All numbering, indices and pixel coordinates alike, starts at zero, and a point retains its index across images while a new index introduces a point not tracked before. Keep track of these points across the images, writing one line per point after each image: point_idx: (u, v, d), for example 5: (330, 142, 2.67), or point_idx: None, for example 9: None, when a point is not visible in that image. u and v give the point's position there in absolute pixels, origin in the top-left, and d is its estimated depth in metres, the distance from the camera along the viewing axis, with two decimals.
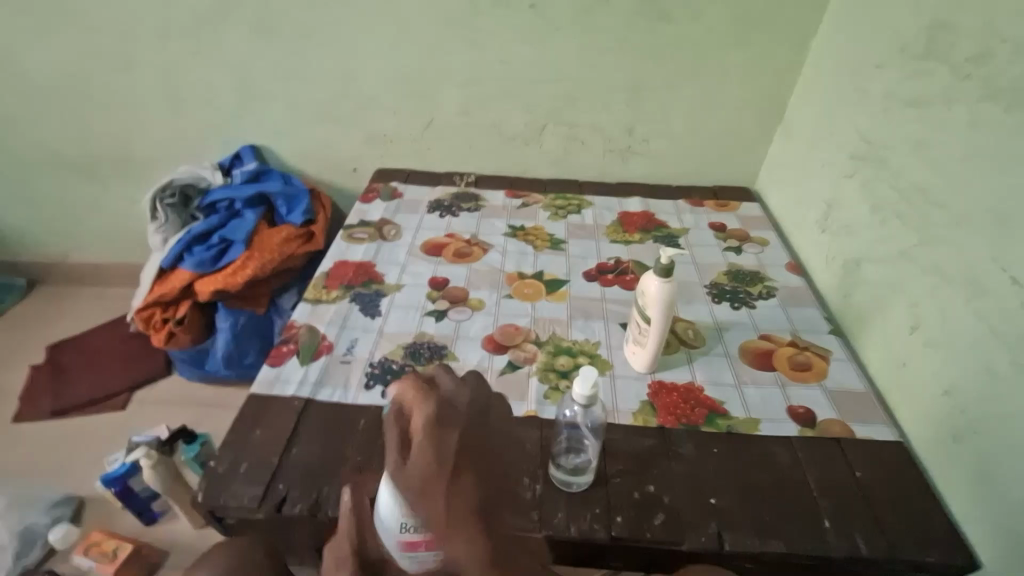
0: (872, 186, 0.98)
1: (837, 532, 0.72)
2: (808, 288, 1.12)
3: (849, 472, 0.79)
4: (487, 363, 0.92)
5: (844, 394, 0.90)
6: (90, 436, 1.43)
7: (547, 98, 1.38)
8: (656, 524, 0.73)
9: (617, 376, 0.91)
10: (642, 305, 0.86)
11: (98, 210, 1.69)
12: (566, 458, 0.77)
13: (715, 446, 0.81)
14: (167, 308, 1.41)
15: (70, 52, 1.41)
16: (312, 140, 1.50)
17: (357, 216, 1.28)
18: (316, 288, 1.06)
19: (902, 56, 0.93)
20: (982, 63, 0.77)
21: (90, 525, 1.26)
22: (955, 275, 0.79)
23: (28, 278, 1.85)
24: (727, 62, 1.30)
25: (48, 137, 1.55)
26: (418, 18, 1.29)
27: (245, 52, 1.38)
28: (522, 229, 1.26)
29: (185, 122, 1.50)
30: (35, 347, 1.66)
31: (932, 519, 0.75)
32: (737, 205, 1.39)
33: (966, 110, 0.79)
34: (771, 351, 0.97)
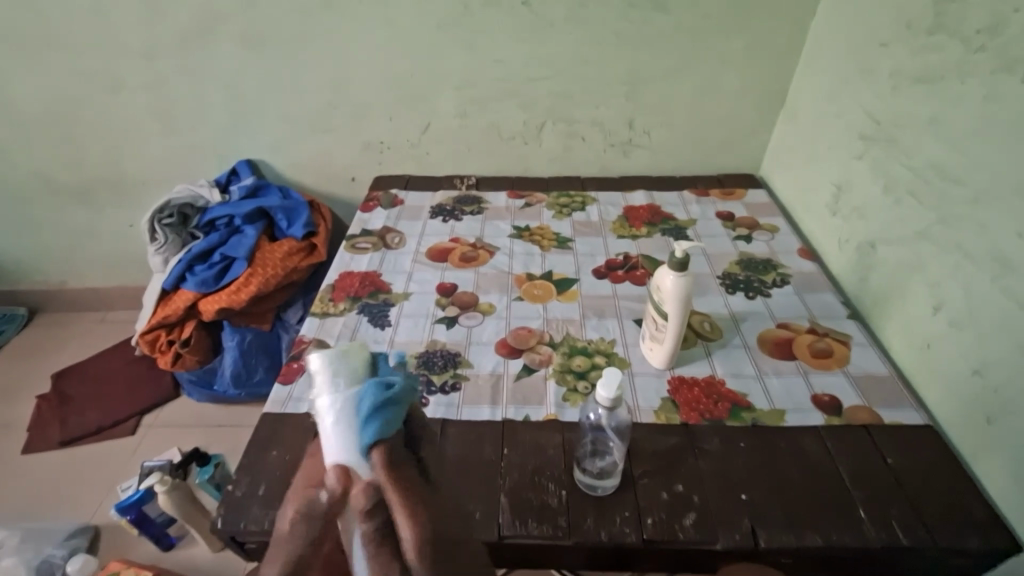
0: (883, 166, 0.97)
1: (875, 522, 0.71)
2: (822, 273, 1.10)
3: (880, 459, 0.77)
4: (502, 368, 0.90)
5: (868, 379, 0.88)
6: (101, 465, 1.41)
7: (545, 96, 1.36)
8: (688, 524, 0.71)
9: (636, 374, 0.89)
10: (658, 301, 0.84)
11: (95, 234, 1.67)
12: (591, 462, 0.76)
13: (741, 441, 0.80)
14: (171, 330, 1.39)
15: (58, 77, 1.39)
16: (309, 152, 1.48)
17: (358, 226, 1.26)
18: (322, 301, 1.04)
19: (909, 33, 0.91)
20: (994, 33, 0.76)
21: (106, 556, 1.24)
22: (978, 252, 0.78)
23: (30, 307, 1.83)
24: (727, 48, 1.29)
25: (41, 164, 1.53)
26: (411, 22, 1.27)
27: (236, 66, 1.36)
28: (527, 229, 1.24)
29: (179, 141, 1.48)
30: (38, 377, 1.64)
31: (970, 501, 0.73)
32: (743, 193, 1.37)
33: (981, 83, 0.78)
34: (790, 340, 0.95)
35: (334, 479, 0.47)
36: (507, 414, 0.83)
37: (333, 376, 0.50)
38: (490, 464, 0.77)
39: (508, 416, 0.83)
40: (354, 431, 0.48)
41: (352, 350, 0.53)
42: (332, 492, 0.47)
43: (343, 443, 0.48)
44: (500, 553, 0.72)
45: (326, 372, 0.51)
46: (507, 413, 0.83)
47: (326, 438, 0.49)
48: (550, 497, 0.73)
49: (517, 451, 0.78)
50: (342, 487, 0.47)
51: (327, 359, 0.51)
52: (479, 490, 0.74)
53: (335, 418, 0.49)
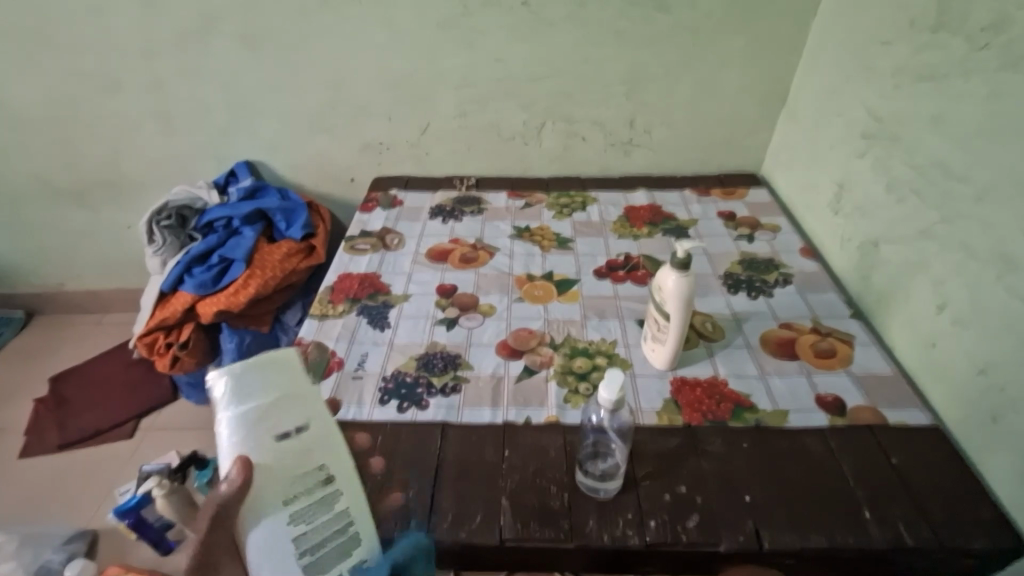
0: (885, 164, 0.96)
1: (880, 524, 0.70)
2: (824, 272, 1.09)
3: (885, 460, 0.77)
4: (503, 369, 0.90)
5: (872, 378, 0.88)
6: (99, 468, 1.40)
7: (544, 95, 1.36)
8: (691, 526, 0.70)
9: (637, 374, 0.88)
10: (659, 301, 0.83)
11: (93, 236, 1.67)
12: (593, 464, 0.75)
13: (744, 442, 0.79)
14: (169, 332, 1.38)
15: (54, 79, 1.38)
16: (307, 152, 1.47)
17: (357, 226, 1.26)
18: (321, 303, 1.03)
19: (912, 30, 0.90)
20: (998, 30, 0.75)
21: (104, 561, 1.23)
22: (982, 250, 0.77)
23: (26, 310, 1.83)
24: (727, 46, 1.28)
25: (38, 166, 1.53)
26: (410, 22, 1.27)
27: (234, 67, 1.35)
28: (528, 230, 1.24)
29: (176, 143, 1.48)
30: (36, 380, 1.64)
31: (976, 502, 0.72)
32: (744, 192, 1.37)
33: (985, 80, 0.77)
34: (792, 339, 0.94)
35: (233, 471, 0.61)
36: (507, 415, 0.82)
37: (239, 390, 0.65)
38: (491, 467, 0.76)
39: (509, 418, 0.82)
40: (256, 433, 0.64)
41: (266, 364, 0.67)
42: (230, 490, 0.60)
43: (239, 442, 0.63)
44: (502, 557, 0.71)
45: (232, 388, 0.65)
46: (508, 415, 0.82)
47: (222, 443, 0.63)
48: (552, 500, 0.72)
49: (517, 453, 0.78)
50: (244, 478, 0.61)
51: (234, 373, 0.65)
52: (481, 493, 0.73)
53: (231, 427, 0.63)
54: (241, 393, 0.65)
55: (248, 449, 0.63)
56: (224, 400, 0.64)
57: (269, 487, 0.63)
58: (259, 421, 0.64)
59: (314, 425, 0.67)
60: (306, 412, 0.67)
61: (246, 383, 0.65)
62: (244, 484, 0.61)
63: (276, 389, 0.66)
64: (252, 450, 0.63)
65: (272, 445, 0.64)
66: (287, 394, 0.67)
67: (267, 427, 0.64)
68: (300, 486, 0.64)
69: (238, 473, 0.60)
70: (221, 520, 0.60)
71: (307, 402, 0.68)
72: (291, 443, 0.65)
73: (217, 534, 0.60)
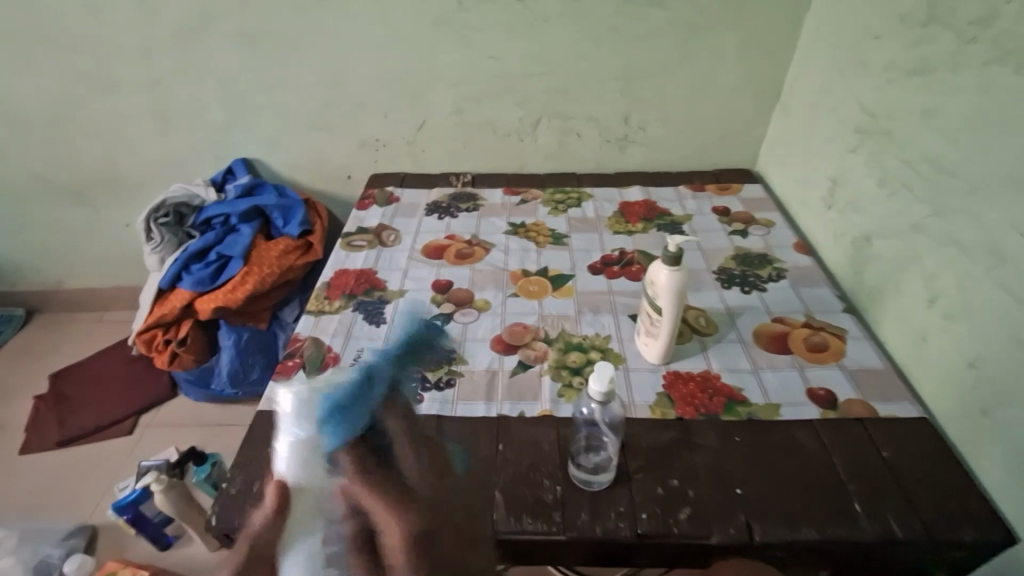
0: (877, 159, 0.97)
1: (870, 515, 0.70)
2: (818, 267, 1.10)
3: (875, 453, 0.77)
4: (497, 364, 0.90)
5: (864, 372, 0.88)
6: (99, 464, 1.41)
7: (540, 92, 1.36)
8: (683, 519, 0.71)
9: (631, 369, 0.89)
10: (652, 296, 0.83)
11: (91, 234, 1.68)
12: (586, 458, 0.76)
13: (736, 435, 0.79)
14: (168, 330, 1.39)
15: (51, 77, 1.39)
16: (304, 149, 1.48)
17: (354, 223, 1.26)
18: (317, 299, 1.04)
19: (903, 25, 0.91)
20: (988, 25, 0.75)
21: (103, 556, 1.24)
22: (972, 244, 0.77)
23: (26, 308, 1.84)
24: (721, 42, 1.28)
25: (37, 164, 1.53)
26: (405, 19, 1.27)
27: (231, 65, 1.36)
28: (523, 226, 1.24)
29: (174, 140, 1.48)
30: (36, 378, 1.65)
31: (965, 495, 0.73)
32: (739, 188, 1.37)
33: (974, 75, 0.77)
34: (785, 334, 0.95)
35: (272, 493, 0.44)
36: (501, 410, 0.83)
37: (299, 411, 0.47)
38: (484, 460, 0.77)
39: (503, 412, 0.83)
40: (304, 460, 0.45)
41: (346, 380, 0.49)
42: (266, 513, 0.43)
43: (290, 461, 0.45)
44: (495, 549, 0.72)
45: (294, 410, 0.47)
46: (502, 409, 0.83)
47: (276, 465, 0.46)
48: (545, 493, 0.73)
49: (511, 448, 0.78)
50: (284, 507, 0.44)
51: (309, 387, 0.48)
52: (474, 486, 0.74)
53: (286, 449, 0.46)
54: (311, 403, 0.47)
55: (293, 469, 0.45)
56: (285, 416, 0.47)
57: (314, 522, 0.44)
58: (309, 451, 0.46)
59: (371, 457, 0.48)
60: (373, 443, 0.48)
61: (327, 396, 0.48)
62: (285, 511, 0.44)
63: (341, 406, 0.47)
64: (297, 473, 0.45)
65: (319, 481, 0.45)
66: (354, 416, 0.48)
67: (318, 449, 0.46)
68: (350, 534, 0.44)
69: (273, 497, 0.44)
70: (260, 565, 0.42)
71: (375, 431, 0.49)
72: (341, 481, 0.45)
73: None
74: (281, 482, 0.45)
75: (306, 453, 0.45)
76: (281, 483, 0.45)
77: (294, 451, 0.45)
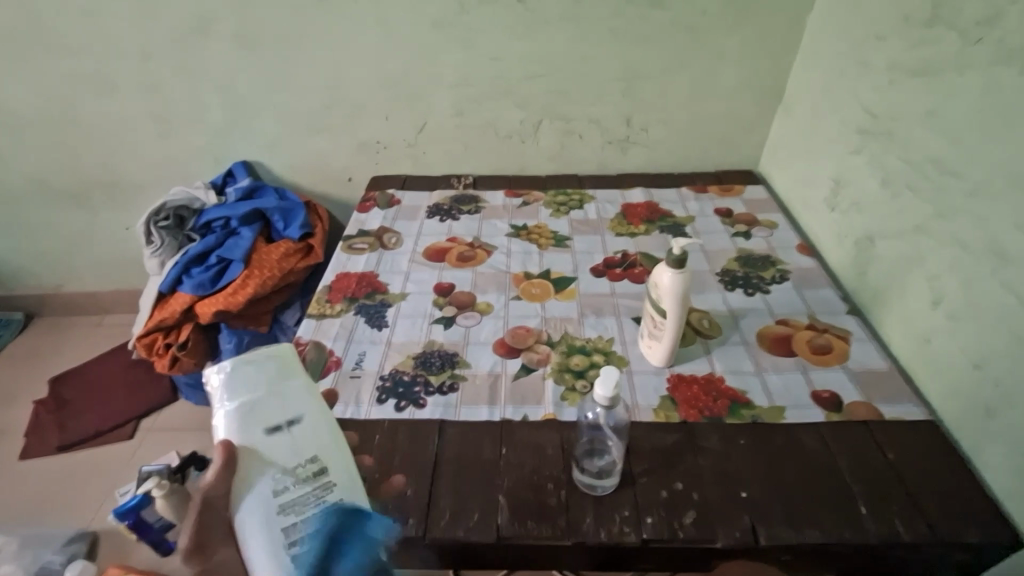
0: (880, 160, 0.96)
1: (876, 518, 0.70)
2: (820, 268, 1.10)
3: (881, 454, 0.77)
4: (500, 367, 0.90)
5: (868, 374, 0.88)
6: (100, 468, 1.41)
7: (541, 94, 1.36)
8: (688, 522, 0.70)
9: (635, 371, 0.89)
10: (655, 299, 0.83)
11: (91, 237, 1.67)
12: (590, 462, 0.76)
13: (741, 438, 0.79)
14: (168, 333, 1.39)
15: (50, 80, 1.38)
16: (305, 152, 1.48)
17: (355, 226, 1.26)
18: (319, 302, 1.04)
19: (906, 26, 0.91)
20: (991, 25, 0.75)
21: (105, 561, 1.23)
22: (976, 245, 0.77)
23: (26, 312, 1.83)
24: (722, 44, 1.28)
25: (37, 167, 1.53)
26: (405, 21, 1.27)
27: (231, 67, 1.35)
28: (525, 228, 1.24)
29: (174, 143, 1.48)
30: (36, 382, 1.64)
31: (970, 497, 0.72)
32: (741, 189, 1.37)
33: (978, 75, 0.77)
34: (789, 336, 0.95)
35: (217, 456, 0.54)
36: (505, 413, 0.83)
37: (232, 384, 0.56)
38: (488, 464, 0.76)
39: (507, 415, 0.82)
40: (245, 425, 0.55)
41: (278, 356, 0.58)
42: (217, 473, 0.53)
43: (235, 428, 0.55)
44: (499, 554, 0.71)
45: (228, 379, 0.56)
46: (505, 413, 0.83)
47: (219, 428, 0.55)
48: (549, 497, 0.73)
49: (515, 452, 0.78)
50: (231, 465, 0.54)
51: (243, 364, 0.57)
52: (479, 491, 0.74)
53: (229, 415, 0.55)
54: (250, 376, 0.56)
55: (235, 432, 0.55)
56: (223, 390, 0.56)
57: (258, 479, 0.55)
58: (252, 416, 0.55)
59: (307, 419, 0.58)
60: (309, 413, 0.58)
61: (262, 374, 0.57)
62: (229, 470, 0.54)
63: (280, 377, 0.57)
64: (240, 437, 0.55)
65: (261, 440, 0.55)
66: (293, 390, 0.58)
67: (259, 417, 0.56)
68: (290, 478, 0.56)
69: (222, 456, 0.53)
70: (213, 510, 0.53)
71: (313, 399, 0.59)
72: (280, 440, 0.56)
73: (211, 526, 0.53)
74: (227, 443, 0.54)
75: (251, 424, 0.55)
76: (225, 445, 0.54)
77: (234, 417, 0.55)
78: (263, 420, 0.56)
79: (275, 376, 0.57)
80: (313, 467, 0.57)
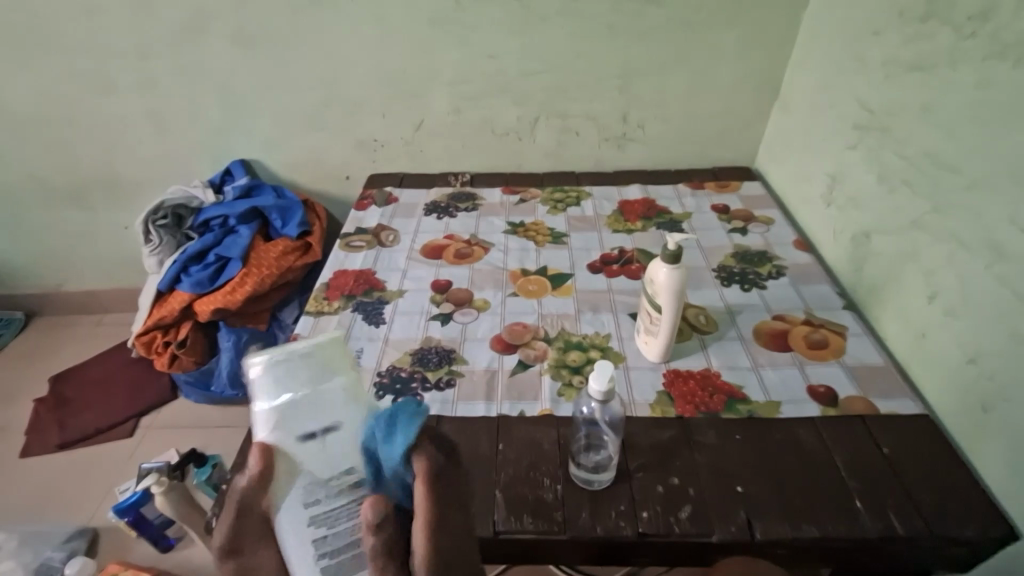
0: (876, 155, 0.96)
1: (871, 512, 0.70)
2: (817, 264, 1.10)
3: (876, 449, 0.77)
4: (497, 363, 0.90)
5: (863, 369, 0.88)
6: (100, 466, 1.41)
7: (538, 91, 1.36)
8: (683, 517, 0.71)
9: (631, 368, 0.89)
10: (652, 295, 0.83)
11: (90, 236, 1.67)
12: (586, 457, 0.76)
13: (737, 433, 0.79)
14: (167, 331, 1.39)
15: (49, 79, 1.39)
16: (303, 150, 1.48)
17: (353, 224, 1.26)
18: (316, 300, 1.04)
19: (901, 21, 0.91)
20: (986, 19, 0.75)
21: (105, 558, 1.24)
22: (971, 240, 0.77)
23: (26, 311, 1.83)
24: (719, 40, 1.28)
25: (36, 167, 1.53)
26: (402, 19, 1.27)
27: (228, 66, 1.35)
28: (522, 225, 1.24)
29: (173, 142, 1.48)
30: (36, 381, 1.65)
31: (965, 491, 0.73)
32: (738, 185, 1.37)
33: (972, 69, 0.77)
34: (785, 331, 0.95)
35: (252, 457, 0.42)
36: (501, 409, 0.83)
37: (274, 377, 0.40)
38: (485, 460, 0.77)
39: (503, 411, 0.83)
40: (281, 427, 0.41)
41: (324, 350, 0.41)
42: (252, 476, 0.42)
43: (275, 427, 0.41)
44: (496, 549, 0.71)
45: (268, 372, 0.40)
46: (502, 409, 0.83)
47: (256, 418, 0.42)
48: (546, 493, 0.73)
49: (512, 447, 0.78)
50: (267, 471, 0.42)
51: (287, 357, 0.41)
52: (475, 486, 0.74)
53: (269, 413, 0.41)
54: (294, 372, 0.41)
55: (274, 433, 0.41)
56: (262, 381, 0.41)
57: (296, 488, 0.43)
58: (285, 420, 0.41)
59: (348, 429, 0.43)
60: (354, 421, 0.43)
61: (310, 370, 0.41)
62: (265, 476, 0.42)
63: (321, 376, 0.41)
64: (280, 441, 0.41)
65: (294, 445, 0.42)
66: (339, 393, 0.42)
67: (302, 419, 0.41)
68: (323, 489, 0.43)
69: (257, 463, 0.41)
70: (251, 511, 0.44)
71: (361, 402, 0.43)
72: (316, 453, 0.42)
73: (244, 528, 0.44)
74: (261, 443, 0.41)
75: (294, 427, 0.41)
76: (264, 446, 0.41)
77: (275, 415, 0.41)
78: (308, 425, 0.42)
79: (327, 373, 0.42)
80: (347, 483, 0.44)
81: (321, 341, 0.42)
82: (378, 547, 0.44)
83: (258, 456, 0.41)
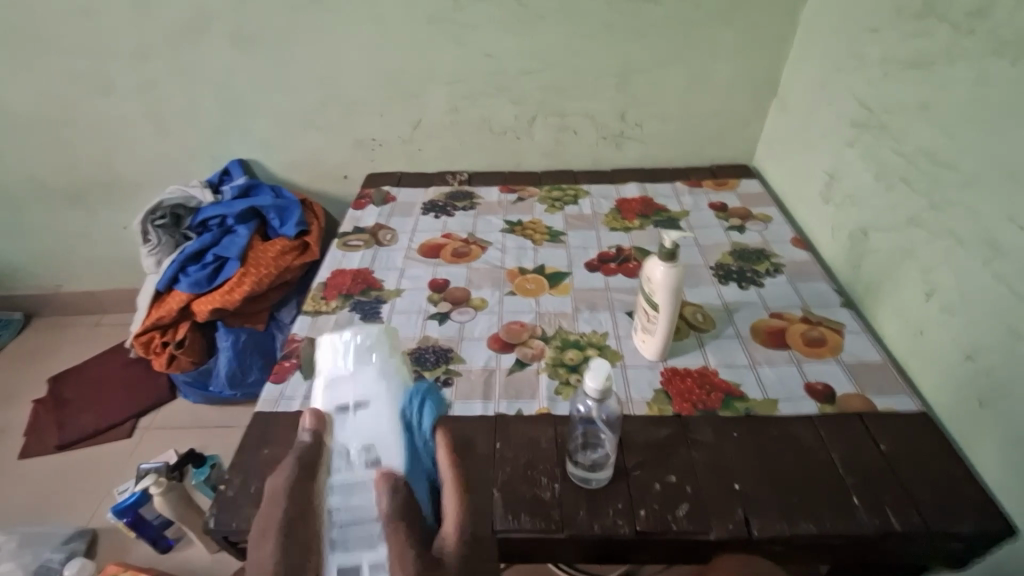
0: (874, 153, 0.96)
1: (869, 509, 0.70)
2: (815, 261, 1.10)
3: (873, 446, 0.77)
4: (494, 362, 0.90)
5: (861, 366, 0.88)
6: (99, 467, 1.41)
7: (536, 89, 1.36)
8: (681, 515, 0.71)
9: (628, 366, 0.89)
10: (648, 293, 0.83)
11: (89, 237, 1.67)
12: (583, 455, 0.75)
13: (735, 431, 0.79)
14: (165, 331, 1.39)
15: (46, 79, 1.38)
16: (301, 150, 1.48)
17: (350, 224, 1.26)
18: (314, 299, 1.04)
19: (899, 18, 0.90)
20: (984, 16, 0.75)
21: (104, 558, 1.24)
22: (968, 237, 0.77)
23: (25, 312, 1.83)
24: (717, 38, 1.28)
25: (34, 168, 1.53)
26: (399, 19, 1.27)
27: (226, 66, 1.35)
28: (520, 224, 1.24)
29: (170, 142, 1.48)
30: (35, 382, 1.65)
31: (964, 488, 0.72)
32: (736, 183, 1.37)
33: (970, 66, 0.77)
34: (783, 329, 0.95)
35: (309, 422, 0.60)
36: (499, 408, 0.83)
37: (348, 348, 0.67)
38: (482, 458, 0.77)
39: (501, 410, 0.83)
40: (339, 389, 0.64)
41: (380, 335, 0.69)
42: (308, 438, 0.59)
43: (339, 393, 0.63)
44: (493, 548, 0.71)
45: (346, 343, 0.67)
46: (499, 408, 0.83)
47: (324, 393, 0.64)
48: (543, 491, 0.73)
49: (509, 446, 0.78)
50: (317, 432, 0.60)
51: (356, 337, 0.68)
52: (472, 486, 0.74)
53: (337, 374, 0.65)
54: (357, 346, 0.67)
55: (337, 398, 0.63)
56: (338, 354, 0.66)
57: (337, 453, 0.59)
58: (346, 379, 0.64)
59: (380, 400, 0.63)
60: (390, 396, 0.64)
61: (368, 345, 0.67)
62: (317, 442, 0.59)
63: (377, 351, 0.67)
64: (339, 404, 0.62)
65: (339, 412, 0.62)
66: (383, 372, 0.66)
67: (354, 383, 0.64)
68: (352, 458, 0.59)
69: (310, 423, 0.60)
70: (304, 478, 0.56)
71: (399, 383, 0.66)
72: (353, 418, 0.62)
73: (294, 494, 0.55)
74: (316, 412, 0.61)
75: (349, 389, 0.64)
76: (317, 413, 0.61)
77: (342, 375, 0.65)
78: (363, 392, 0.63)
79: (379, 348, 0.68)
80: (368, 456, 0.59)
81: (376, 331, 0.69)
82: (392, 507, 0.53)
83: (314, 420, 0.60)
